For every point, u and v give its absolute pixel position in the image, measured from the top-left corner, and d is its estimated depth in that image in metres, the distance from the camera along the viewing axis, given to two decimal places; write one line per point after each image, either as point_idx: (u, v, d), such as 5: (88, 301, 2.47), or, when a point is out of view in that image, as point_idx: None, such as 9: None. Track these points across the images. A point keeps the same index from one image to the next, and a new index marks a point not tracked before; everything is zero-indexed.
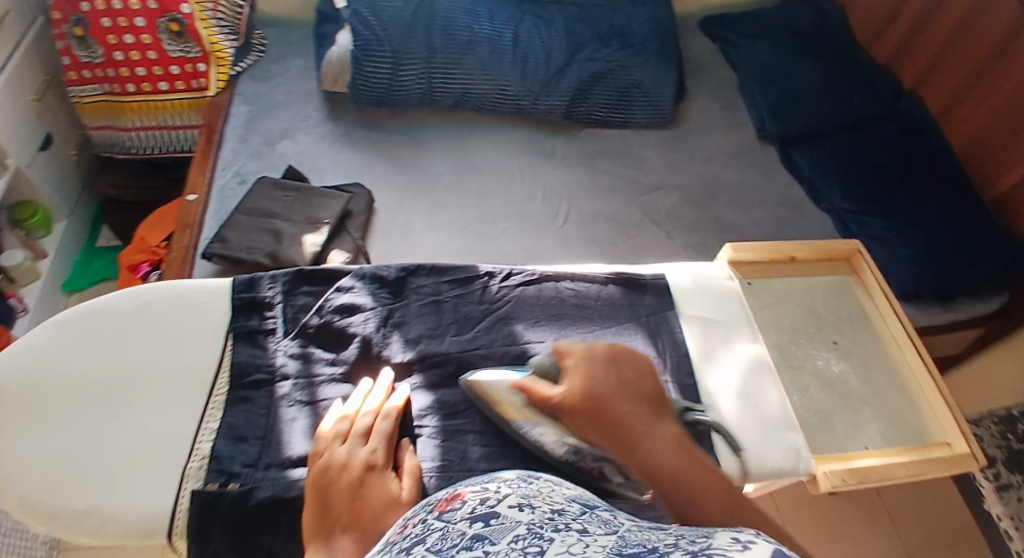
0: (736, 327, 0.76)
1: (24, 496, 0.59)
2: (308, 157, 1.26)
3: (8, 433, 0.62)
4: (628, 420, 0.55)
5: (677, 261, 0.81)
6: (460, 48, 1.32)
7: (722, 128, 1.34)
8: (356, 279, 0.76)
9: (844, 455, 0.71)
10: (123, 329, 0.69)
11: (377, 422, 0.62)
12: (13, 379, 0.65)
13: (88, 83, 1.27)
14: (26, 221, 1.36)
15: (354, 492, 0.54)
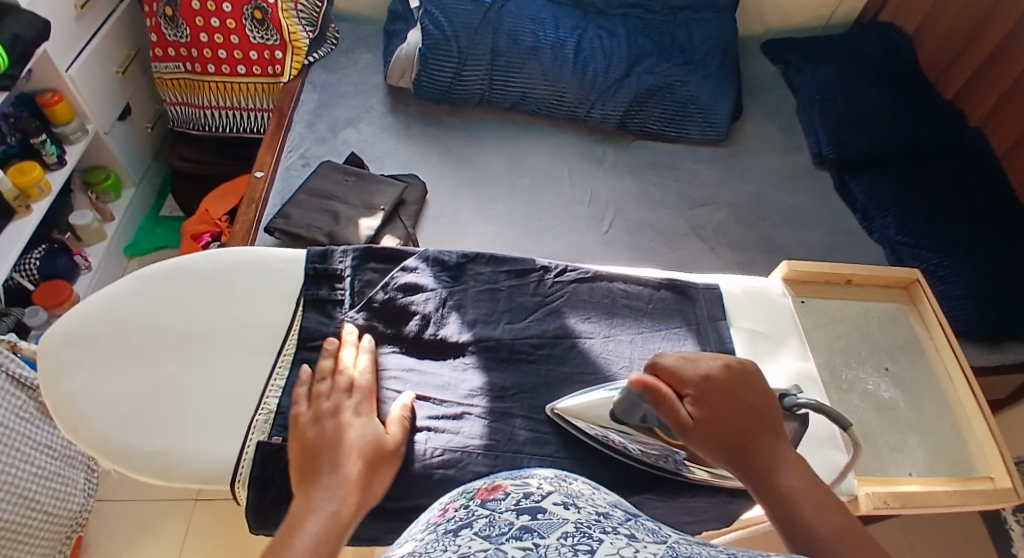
0: (785, 340, 0.77)
1: (97, 435, 0.64)
2: (370, 145, 1.30)
3: (92, 375, 0.67)
4: (750, 446, 0.55)
5: (730, 272, 0.82)
6: (523, 52, 1.34)
7: (777, 151, 1.35)
8: (419, 261, 0.78)
9: (887, 479, 0.72)
10: (202, 288, 0.73)
11: (361, 376, 0.66)
12: (98, 325, 0.70)
13: (172, 60, 1.34)
14: (97, 185, 1.44)
15: (344, 437, 0.59)
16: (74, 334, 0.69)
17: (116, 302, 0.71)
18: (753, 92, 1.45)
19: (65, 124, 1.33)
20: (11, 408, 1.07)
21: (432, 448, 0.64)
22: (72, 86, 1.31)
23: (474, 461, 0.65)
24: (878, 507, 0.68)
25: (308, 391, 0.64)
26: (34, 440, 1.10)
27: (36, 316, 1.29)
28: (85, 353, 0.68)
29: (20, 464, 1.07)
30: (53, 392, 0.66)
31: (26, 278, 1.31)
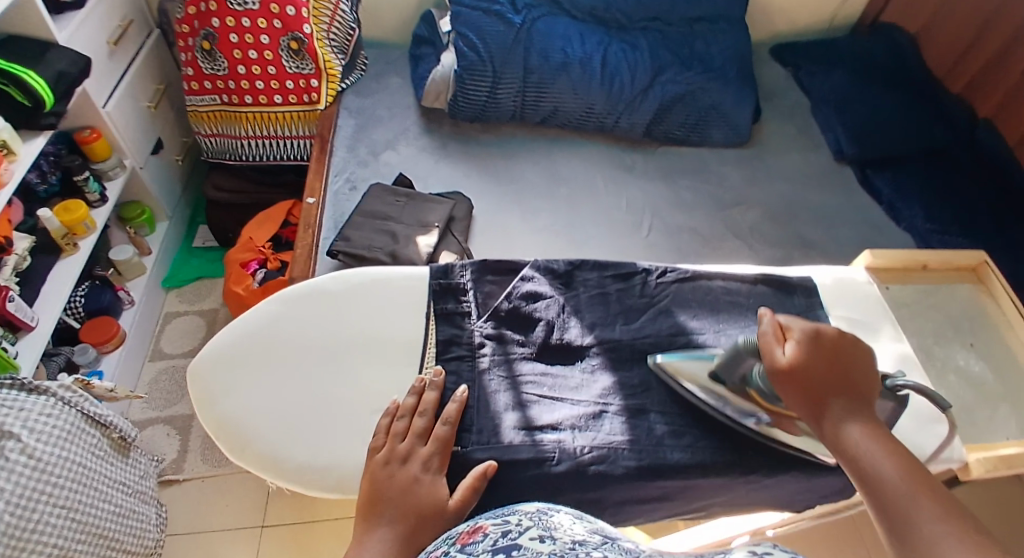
0: (880, 326, 0.87)
1: (268, 450, 0.71)
2: (412, 165, 1.33)
3: (252, 393, 0.74)
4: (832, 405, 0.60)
5: (820, 265, 0.93)
6: (554, 69, 1.39)
7: (798, 150, 1.45)
8: (534, 271, 0.87)
9: (992, 445, 0.81)
10: (338, 306, 0.81)
11: (438, 425, 0.70)
12: (249, 345, 0.77)
13: (208, 93, 1.37)
14: (134, 220, 1.43)
15: (404, 492, 0.63)
16: (225, 357, 0.76)
17: (259, 324, 0.78)
18: (768, 97, 1.55)
19: (104, 160, 1.33)
20: (87, 446, 1.08)
21: (581, 445, 0.73)
22: (108, 122, 1.31)
23: (620, 456, 0.73)
24: (988, 470, 0.78)
25: (386, 428, 0.70)
26: (109, 477, 1.11)
27: (85, 353, 1.29)
28: (238, 374, 0.75)
29: (100, 502, 1.07)
30: (216, 413, 0.73)
31: (73, 317, 1.32)
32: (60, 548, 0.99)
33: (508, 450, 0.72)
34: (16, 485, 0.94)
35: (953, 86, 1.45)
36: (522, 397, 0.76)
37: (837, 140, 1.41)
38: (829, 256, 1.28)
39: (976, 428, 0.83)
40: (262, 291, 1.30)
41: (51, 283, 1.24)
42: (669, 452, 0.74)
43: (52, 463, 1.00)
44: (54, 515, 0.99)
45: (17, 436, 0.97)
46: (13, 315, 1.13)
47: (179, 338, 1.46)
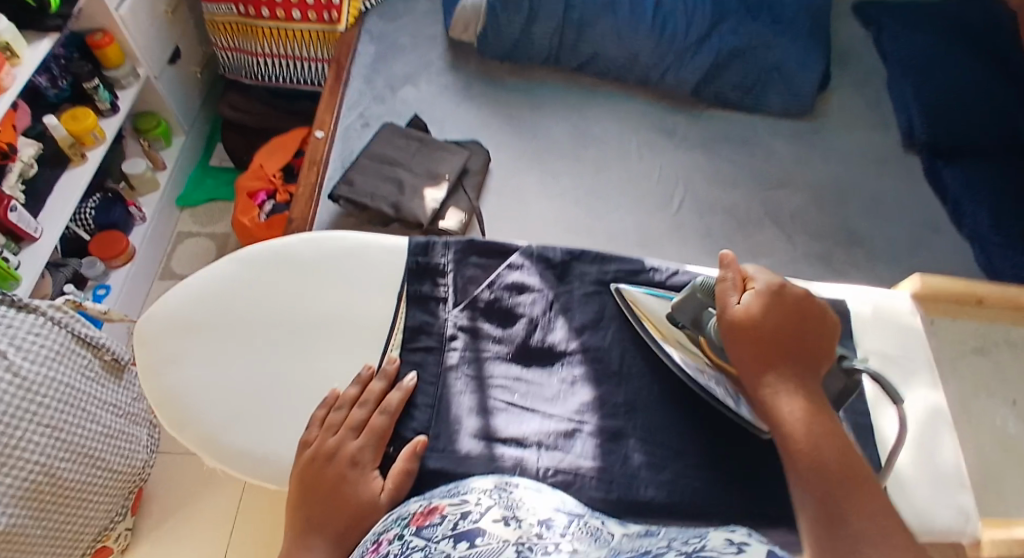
0: (917, 371, 0.79)
1: (203, 430, 0.72)
2: (430, 106, 1.23)
3: (200, 363, 0.75)
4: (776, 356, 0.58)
5: (862, 288, 0.83)
6: (598, 9, 1.25)
7: (862, 128, 1.30)
8: (524, 258, 0.82)
9: (1003, 521, 0.75)
10: (299, 277, 0.79)
11: (374, 416, 0.67)
12: (203, 311, 0.77)
13: (224, 2, 1.29)
14: (149, 132, 1.40)
15: (333, 490, 0.60)
16: (173, 325, 0.76)
17: (216, 290, 0.78)
18: (840, 62, 1.39)
19: (116, 68, 1.27)
20: (76, 366, 1.09)
21: (544, 466, 0.67)
22: (121, 25, 1.24)
23: (586, 484, 0.67)
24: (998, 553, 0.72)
25: (321, 421, 0.67)
26: (99, 398, 1.13)
27: (93, 266, 1.28)
28: (185, 344, 0.76)
29: (87, 422, 1.09)
30: (160, 382, 0.74)
31: (83, 229, 1.31)
32: (42, 466, 1.01)
33: (462, 460, 0.67)
34: (1, 403, 0.97)
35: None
36: (487, 403, 0.72)
37: (909, 121, 1.27)
38: (875, 258, 1.15)
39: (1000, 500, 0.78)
40: (267, 226, 1.26)
41: (59, 192, 1.22)
42: (642, 489, 0.68)
43: (39, 383, 1.02)
44: (39, 433, 1.01)
45: (4, 354, 0.99)
46: (15, 226, 1.11)
47: (189, 260, 1.44)
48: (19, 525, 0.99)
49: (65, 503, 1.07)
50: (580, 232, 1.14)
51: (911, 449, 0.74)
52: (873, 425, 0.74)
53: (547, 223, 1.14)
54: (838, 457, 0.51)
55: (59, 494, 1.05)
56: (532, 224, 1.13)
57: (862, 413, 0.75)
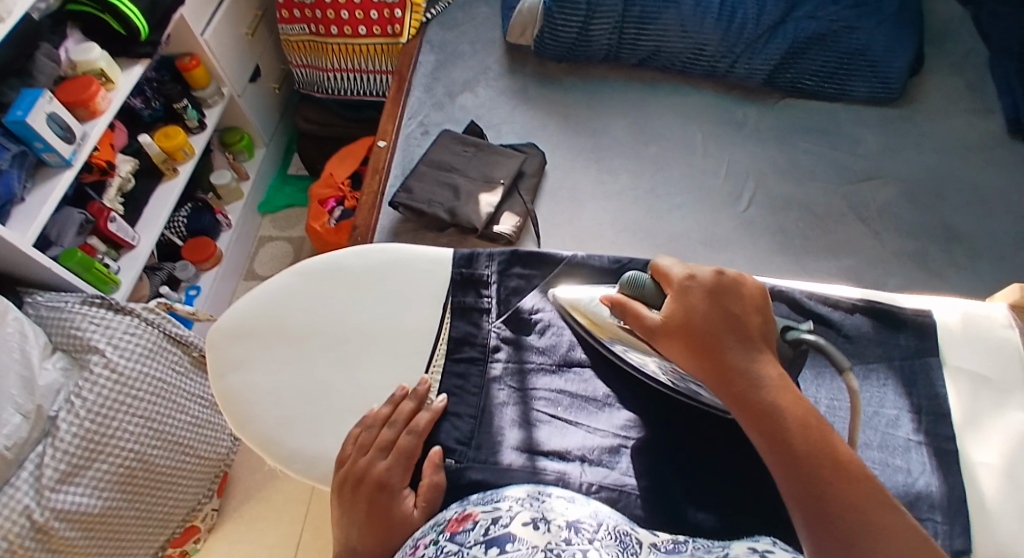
0: (1014, 390, 0.70)
1: (262, 435, 0.71)
2: (488, 110, 1.24)
3: (264, 369, 0.74)
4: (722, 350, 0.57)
5: (944, 297, 0.76)
6: (660, 1, 1.20)
7: (961, 113, 1.19)
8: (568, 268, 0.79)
9: None
10: (356, 285, 0.77)
11: (404, 436, 0.66)
12: (265, 316, 0.76)
13: (297, 22, 1.36)
14: (234, 146, 1.49)
15: (364, 511, 0.61)
16: (238, 329, 0.76)
17: (278, 299, 0.77)
18: (934, 40, 1.27)
19: (203, 88, 1.37)
20: (167, 363, 1.18)
21: (588, 481, 0.65)
22: (206, 49, 1.34)
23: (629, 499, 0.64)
24: None
25: (354, 439, 0.68)
26: (189, 390, 1.22)
27: (185, 270, 1.40)
28: (249, 350, 0.75)
29: (177, 413, 1.18)
30: (222, 385, 0.74)
31: (176, 235, 1.41)
32: (135, 452, 1.11)
33: (504, 471, 0.66)
34: (97, 395, 1.07)
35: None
36: (531, 415, 0.70)
37: (1016, 104, 1.15)
38: (974, 256, 1.05)
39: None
40: (337, 231, 1.33)
41: (152, 207, 1.33)
42: (694, 514, 0.63)
43: (135, 377, 1.12)
44: (131, 423, 1.10)
45: (102, 351, 1.09)
46: (114, 235, 1.23)
47: (269, 262, 1.53)
48: (113, 507, 1.09)
49: (157, 487, 1.16)
50: (639, 233, 1.11)
51: (1000, 478, 0.66)
52: (958, 451, 0.68)
53: (605, 225, 1.12)
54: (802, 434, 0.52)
55: (151, 478, 1.14)
56: (589, 226, 1.12)
57: (946, 437, 0.69)
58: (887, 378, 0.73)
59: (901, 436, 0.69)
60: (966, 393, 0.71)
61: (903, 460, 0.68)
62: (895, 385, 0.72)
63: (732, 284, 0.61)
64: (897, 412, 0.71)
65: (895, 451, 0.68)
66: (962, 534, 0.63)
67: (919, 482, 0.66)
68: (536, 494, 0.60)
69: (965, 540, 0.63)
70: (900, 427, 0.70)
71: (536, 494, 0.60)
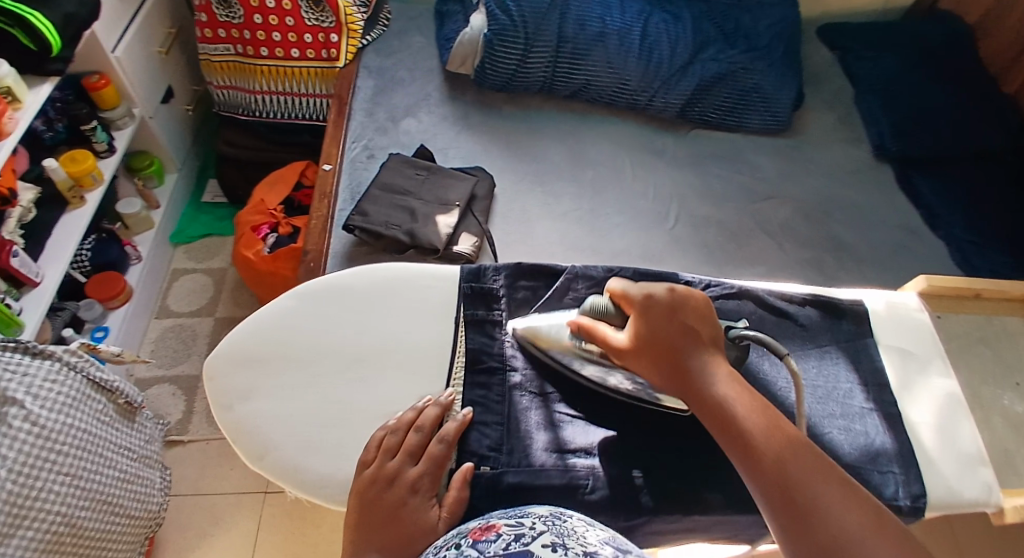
0: (931, 361, 0.85)
1: (285, 463, 0.70)
2: (432, 135, 1.27)
3: (274, 397, 0.73)
4: (681, 364, 0.64)
5: (872, 288, 0.91)
6: (590, 39, 1.31)
7: (839, 142, 1.40)
8: (570, 279, 0.84)
9: None
10: (362, 305, 0.78)
11: (433, 444, 0.69)
12: (271, 343, 0.76)
13: (222, 42, 1.32)
14: (142, 170, 1.39)
15: (392, 514, 0.64)
16: (242, 359, 0.75)
17: (282, 324, 0.77)
18: (811, 81, 1.49)
19: (112, 109, 1.27)
20: (91, 413, 1.05)
21: (613, 473, 0.72)
22: (118, 67, 1.24)
23: (653, 485, 0.71)
24: None
25: (378, 442, 0.69)
26: (114, 442, 1.09)
27: (91, 309, 1.26)
28: (257, 378, 0.74)
29: (104, 468, 1.05)
30: (232, 417, 0.72)
31: (80, 271, 1.28)
32: (65, 516, 0.97)
33: (537, 471, 0.71)
34: (17, 453, 0.92)
35: (1007, 84, 1.41)
36: (553, 416, 0.75)
37: (880, 135, 1.38)
38: (860, 260, 1.24)
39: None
40: (272, 258, 1.26)
41: (57, 236, 1.19)
42: (707, 493, 0.71)
43: (58, 430, 0.98)
44: (56, 482, 0.96)
45: (21, 403, 0.94)
46: (17, 271, 1.08)
47: (185, 297, 1.44)
48: None
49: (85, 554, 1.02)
50: (586, 250, 1.18)
51: (934, 432, 0.80)
52: (900, 412, 0.81)
53: (554, 244, 1.18)
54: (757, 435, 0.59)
55: (81, 544, 1.01)
56: (539, 246, 1.17)
57: (890, 401, 0.81)
58: (838, 357, 0.84)
59: (857, 405, 0.81)
60: (897, 365, 0.84)
61: (861, 425, 0.79)
62: (845, 362, 0.84)
63: (684, 298, 0.68)
64: (851, 385, 0.82)
65: (854, 418, 0.80)
66: (917, 481, 0.75)
67: (877, 440, 0.78)
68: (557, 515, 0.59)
69: (921, 486, 0.75)
70: (855, 397, 0.81)
71: (557, 515, 0.59)
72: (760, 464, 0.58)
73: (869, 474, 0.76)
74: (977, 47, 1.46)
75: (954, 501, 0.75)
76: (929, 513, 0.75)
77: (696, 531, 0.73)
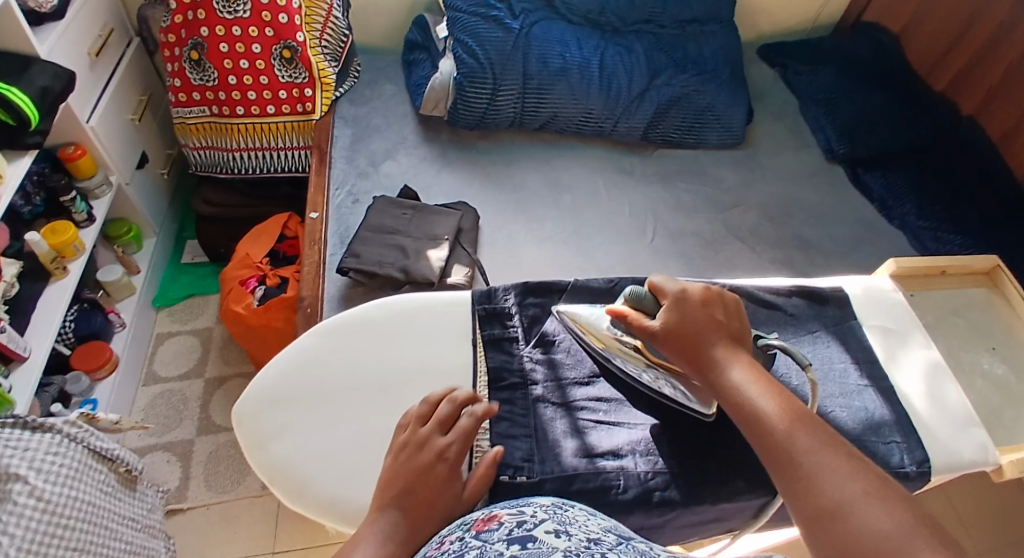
0: (910, 335, 0.91)
1: (323, 496, 0.74)
2: (413, 176, 1.33)
3: (306, 434, 0.78)
4: (707, 352, 0.68)
5: (850, 275, 0.97)
6: (553, 74, 1.39)
7: (792, 149, 1.50)
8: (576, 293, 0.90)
9: (1017, 445, 0.87)
10: (383, 337, 0.84)
11: (463, 417, 0.70)
12: (299, 382, 0.81)
13: (196, 105, 1.35)
14: (121, 239, 1.40)
15: (420, 474, 0.64)
16: (271, 400, 0.80)
17: (307, 363, 0.82)
18: (758, 97, 1.60)
19: (88, 178, 1.27)
20: (94, 483, 1.02)
21: (643, 470, 0.75)
22: (93, 136, 1.25)
23: (682, 478, 0.75)
24: (1020, 469, 0.83)
25: (412, 413, 0.71)
26: (118, 513, 1.06)
27: (78, 382, 1.24)
28: (288, 417, 0.79)
29: (111, 540, 1.02)
30: (267, 456, 0.76)
31: (63, 343, 1.26)
32: None
33: (571, 477, 0.74)
34: (27, 531, 0.89)
35: (936, 84, 1.54)
36: (578, 424, 0.79)
37: (828, 140, 1.48)
38: (826, 255, 1.32)
39: (1012, 431, 0.89)
40: (264, 310, 1.26)
41: (42, 310, 1.18)
42: (733, 478, 0.75)
43: (61, 503, 0.95)
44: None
45: (24, 478, 0.91)
46: (6, 347, 1.06)
47: (173, 359, 1.42)
48: None
49: None
50: (573, 269, 1.22)
51: (926, 401, 0.85)
52: (892, 386, 0.86)
53: (542, 266, 1.21)
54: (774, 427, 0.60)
55: None
56: (528, 270, 1.20)
57: (882, 377, 0.87)
58: (829, 340, 0.90)
59: (853, 382, 0.86)
60: (882, 342, 0.90)
61: (859, 399, 0.84)
62: (836, 343, 0.90)
63: (717, 297, 0.72)
64: (845, 364, 0.88)
65: (853, 395, 0.85)
66: (919, 448, 0.80)
67: (876, 411, 0.83)
68: (560, 504, 0.58)
69: (923, 451, 0.80)
70: (849, 374, 0.86)
71: (560, 504, 0.58)
72: (775, 457, 0.59)
73: (874, 446, 0.80)
74: (903, 55, 1.60)
75: (954, 461, 0.81)
76: (935, 477, 0.80)
77: (725, 516, 0.77)
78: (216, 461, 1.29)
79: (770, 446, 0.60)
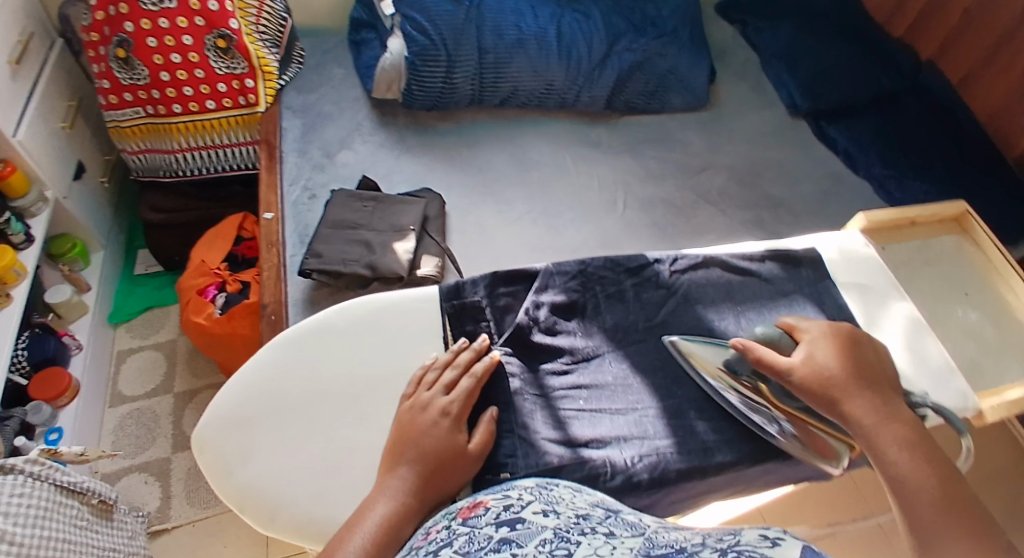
0: (886, 292, 0.91)
1: (299, 518, 0.71)
2: (371, 164, 1.27)
3: (273, 456, 0.74)
4: (845, 394, 0.70)
5: (822, 236, 0.96)
6: (509, 47, 1.33)
7: (755, 106, 1.48)
8: (547, 279, 0.87)
9: (996, 389, 0.87)
10: (348, 343, 0.81)
11: (462, 378, 0.73)
12: (260, 402, 0.77)
13: (130, 106, 1.26)
14: (65, 255, 1.33)
15: (423, 432, 0.68)
16: (232, 424, 0.76)
17: (268, 380, 0.78)
18: (719, 54, 1.57)
19: (22, 196, 1.19)
20: (67, 519, 0.97)
21: (629, 456, 0.73)
22: (23, 153, 1.17)
23: (670, 460, 0.74)
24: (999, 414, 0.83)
25: (419, 380, 0.75)
26: (96, 546, 1.01)
27: (39, 411, 1.17)
28: (252, 440, 0.75)
29: None
30: (234, 483, 0.73)
31: (18, 373, 1.20)
32: None
33: (556, 468, 0.71)
34: None
35: (893, 31, 1.53)
36: (560, 415, 0.76)
37: (790, 94, 1.46)
38: (796, 212, 1.30)
39: (992, 377, 0.90)
40: (227, 318, 1.20)
41: None
42: (721, 454, 0.74)
43: (35, 545, 0.90)
44: None
45: None
46: None
47: (137, 377, 1.36)
48: None
49: None
50: (544, 249, 1.19)
51: (906, 354, 0.85)
52: None
53: (514, 249, 1.18)
54: (918, 485, 0.64)
55: None
56: (500, 254, 1.17)
57: None
58: (806, 303, 0.89)
59: None
60: (859, 302, 0.90)
61: None
62: (813, 306, 0.88)
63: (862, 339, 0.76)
64: None
65: None
66: None
67: None
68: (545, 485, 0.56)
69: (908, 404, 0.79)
70: None
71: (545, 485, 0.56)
72: (913, 507, 0.63)
73: None
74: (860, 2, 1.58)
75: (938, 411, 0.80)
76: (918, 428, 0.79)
77: (718, 492, 0.76)
78: (194, 478, 1.25)
79: (909, 496, 0.64)
